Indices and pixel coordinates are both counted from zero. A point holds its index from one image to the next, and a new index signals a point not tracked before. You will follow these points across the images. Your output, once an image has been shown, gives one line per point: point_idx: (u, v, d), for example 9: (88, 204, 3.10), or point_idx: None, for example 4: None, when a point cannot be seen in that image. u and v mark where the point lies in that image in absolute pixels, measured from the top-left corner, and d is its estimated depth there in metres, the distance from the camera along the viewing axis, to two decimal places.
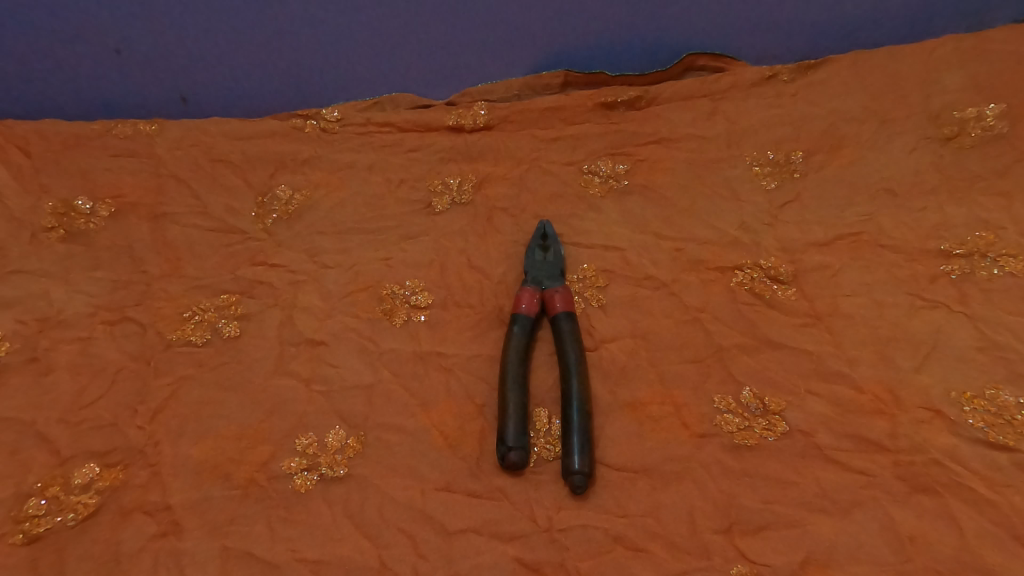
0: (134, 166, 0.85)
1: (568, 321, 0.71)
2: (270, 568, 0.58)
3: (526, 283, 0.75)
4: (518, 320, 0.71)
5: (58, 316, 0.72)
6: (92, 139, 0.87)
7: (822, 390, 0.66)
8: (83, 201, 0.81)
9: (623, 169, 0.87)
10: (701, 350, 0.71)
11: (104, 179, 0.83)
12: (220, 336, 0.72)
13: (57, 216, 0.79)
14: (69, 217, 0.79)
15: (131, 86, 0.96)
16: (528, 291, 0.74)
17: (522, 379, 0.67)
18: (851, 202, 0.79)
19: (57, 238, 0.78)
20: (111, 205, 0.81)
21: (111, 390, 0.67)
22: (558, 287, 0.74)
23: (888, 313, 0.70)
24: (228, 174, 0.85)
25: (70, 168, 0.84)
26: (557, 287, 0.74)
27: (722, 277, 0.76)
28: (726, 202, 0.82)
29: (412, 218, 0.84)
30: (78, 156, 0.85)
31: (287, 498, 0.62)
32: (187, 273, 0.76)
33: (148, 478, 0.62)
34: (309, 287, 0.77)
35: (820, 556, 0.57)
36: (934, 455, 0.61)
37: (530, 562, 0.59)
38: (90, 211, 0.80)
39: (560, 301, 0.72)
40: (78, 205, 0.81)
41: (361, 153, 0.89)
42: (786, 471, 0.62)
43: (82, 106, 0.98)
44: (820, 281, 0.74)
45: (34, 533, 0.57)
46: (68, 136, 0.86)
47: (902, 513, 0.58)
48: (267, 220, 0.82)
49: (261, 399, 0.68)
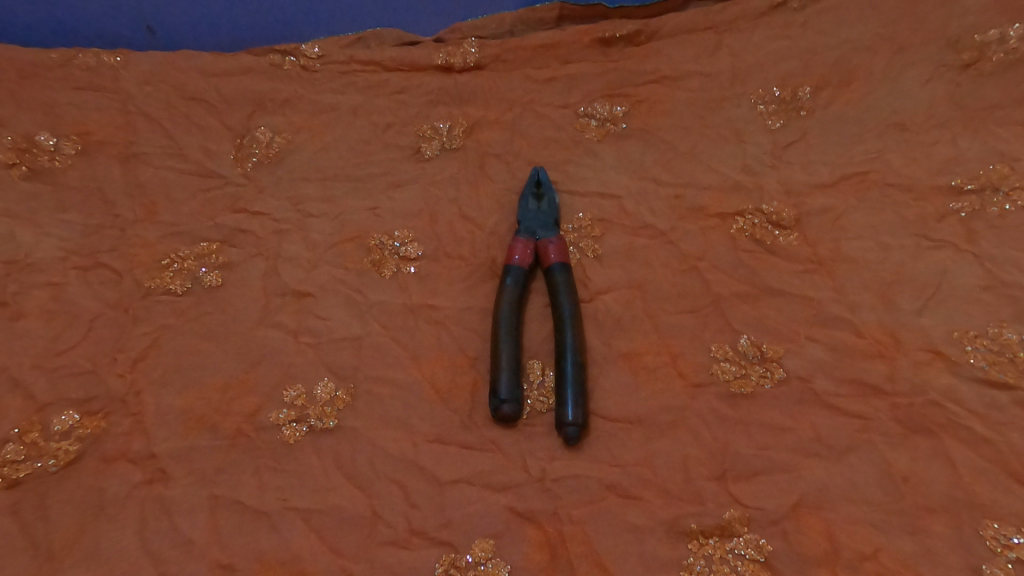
0: (101, 102, 0.80)
1: (562, 272, 0.68)
2: (259, 516, 0.57)
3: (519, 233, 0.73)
4: (510, 272, 0.68)
5: (27, 260, 0.69)
6: (51, 69, 0.81)
7: (821, 336, 0.65)
8: (46, 137, 0.77)
9: (621, 111, 0.83)
10: (698, 299, 0.69)
11: (69, 115, 0.79)
12: (201, 286, 0.69)
13: (19, 151, 0.75)
14: (33, 153, 0.75)
15: (93, 13, 0.90)
16: (521, 241, 0.71)
17: (514, 331, 0.65)
18: (858, 139, 0.75)
19: (20, 176, 0.74)
20: (77, 142, 0.77)
21: (88, 337, 0.65)
22: (553, 237, 0.71)
23: (892, 255, 0.67)
24: (203, 114, 0.81)
25: (31, 102, 0.79)
26: (551, 237, 0.71)
27: (722, 223, 0.74)
28: (728, 145, 0.79)
29: (400, 165, 0.81)
30: (40, 88, 0.80)
31: (275, 448, 0.61)
32: (163, 219, 0.74)
33: (132, 426, 0.60)
34: (293, 236, 0.74)
35: (813, 499, 0.57)
36: (932, 396, 0.59)
37: (523, 510, 0.58)
38: (55, 148, 0.76)
39: (554, 252, 0.70)
40: (41, 140, 0.76)
41: (344, 94, 0.85)
42: (782, 417, 0.61)
43: (40, 33, 0.93)
44: (823, 224, 0.71)
45: (15, 478, 0.56)
46: (26, 65, 0.81)
47: (897, 454, 0.57)
48: (247, 164, 0.79)
49: (246, 350, 0.66)
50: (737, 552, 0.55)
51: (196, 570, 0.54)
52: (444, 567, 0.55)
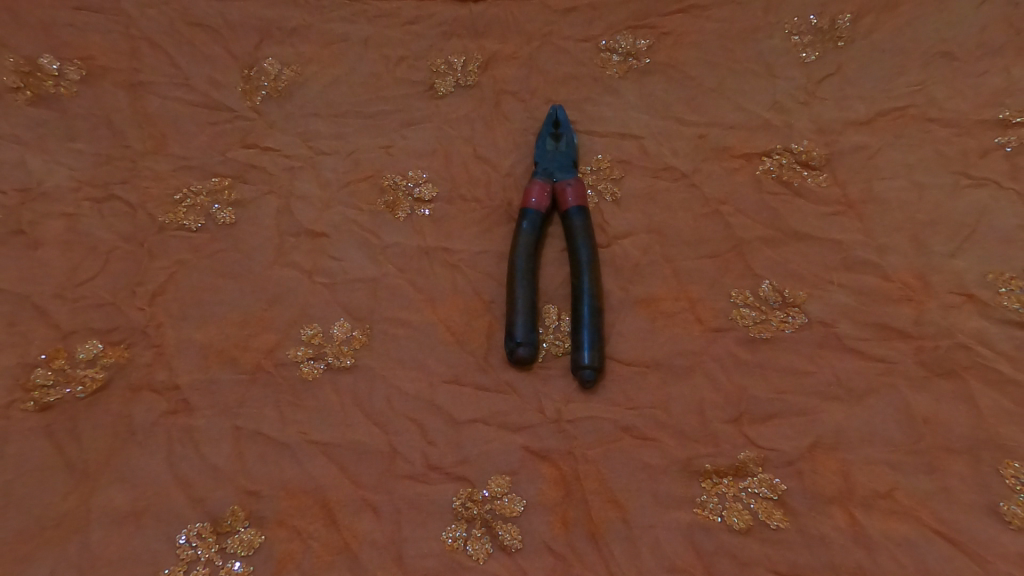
0: (103, 25, 0.77)
1: (580, 215, 0.66)
2: (281, 447, 0.58)
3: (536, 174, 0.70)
4: (526, 214, 0.67)
5: (39, 189, 0.67)
6: None
7: (846, 280, 0.63)
8: (48, 60, 0.73)
9: (644, 45, 0.79)
10: (719, 243, 0.67)
11: (69, 37, 0.75)
12: (215, 223, 0.68)
13: (22, 75, 0.72)
14: (37, 77, 0.72)
15: None
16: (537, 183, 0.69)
17: (530, 275, 0.64)
18: (899, 71, 0.72)
19: (25, 101, 0.71)
20: (80, 68, 0.74)
21: (105, 269, 0.65)
22: (570, 179, 0.69)
23: (927, 196, 0.65)
24: (209, 42, 0.78)
25: (28, 21, 0.75)
26: (568, 179, 0.69)
27: (748, 164, 0.71)
28: (758, 80, 0.75)
29: (413, 102, 0.78)
30: (37, 7, 0.76)
31: (294, 384, 0.61)
32: (174, 152, 0.72)
33: (153, 357, 0.61)
34: (306, 174, 0.72)
35: (831, 441, 0.56)
36: (959, 339, 0.58)
37: (539, 450, 0.58)
38: (59, 73, 0.73)
39: (572, 196, 0.68)
40: (43, 64, 0.73)
41: (354, 24, 0.81)
42: (802, 361, 0.60)
43: None
44: (855, 164, 0.68)
45: (45, 402, 0.57)
46: None
47: (919, 397, 0.57)
48: (255, 97, 0.76)
49: (262, 288, 0.66)
50: (750, 490, 0.55)
51: (223, 494, 0.56)
52: (461, 500, 0.56)
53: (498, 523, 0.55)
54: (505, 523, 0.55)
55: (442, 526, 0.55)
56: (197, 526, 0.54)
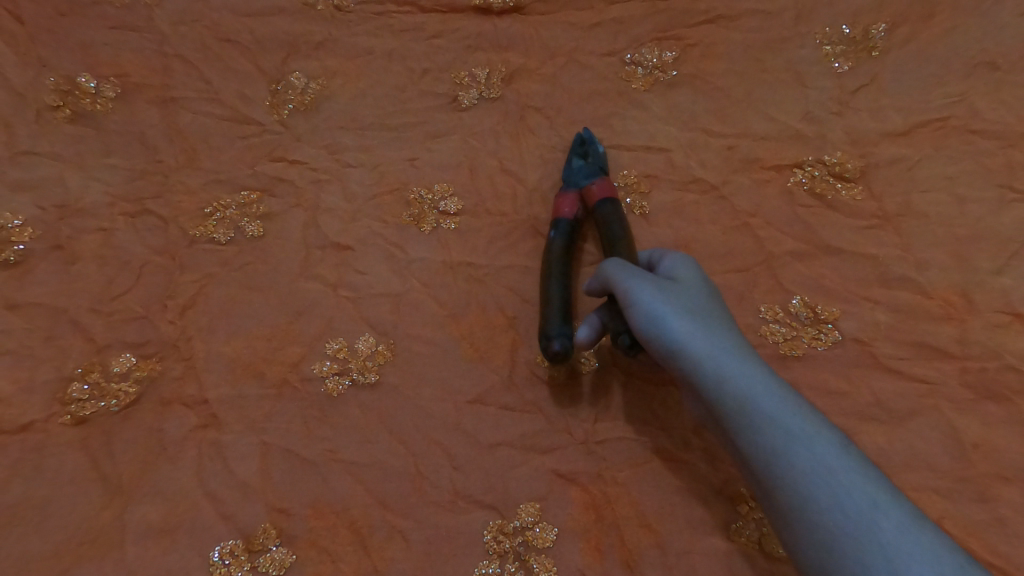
0: (137, 42, 0.78)
1: (609, 206, 0.65)
2: (309, 464, 0.58)
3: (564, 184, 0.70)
4: (556, 221, 0.66)
5: (76, 204, 0.68)
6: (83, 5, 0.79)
7: (884, 296, 0.61)
8: (85, 78, 0.75)
9: (671, 57, 0.78)
10: (750, 258, 0.65)
11: (105, 55, 0.77)
12: (244, 235, 0.69)
13: (60, 93, 0.73)
14: (75, 95, 0.74)
15: None
16: (567, 191, 0.69)
17: (564, 271, 0.63)
18: (938, 82, 0.70)
19: (64, 118, 0.72)
20: (116, 85, 0.75)
21: (138, 283, 0.65)
22: (598, 178, 0.68)
23: (970, 210, 0.63)
24: (237, 57, 0.79)
25: (65, 40, 0.77)
26: (596, 178, 0.68)
27: (779, 176, 0.69)
28: (789, 91, 0.74)
29: (438, 114, 0.78)
30: (73, 26, 0.77)
31: (320, 399, 0.61)
32: (204, 166, 0.73)
33: (184, 371, 0.61)
34: (332, 187, 0.73)
35: (872, 465, 0.54)
36: (1008, 360, 0.56)
37: (567, 472, 0.57)
38: (95, 91, 0.74)
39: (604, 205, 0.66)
40: (80, 82, 0.74)
41: (379, 38, 0.82)
42: (838, 380, 0.58)
43: None
44: (892, 176, 0.67)
45: (81, 415, 0.58)
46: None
47: (966, 421, 0.55)
48: (283, 111, 0.77)
49: (288, 302, 0.66)
50: None
51: (253, 512, 0.56)
52: (492, 533, 0.55)
53: (530, 556, 0.54)
54: (539, 555, 0.54)
55: (473, 558, 0.54)
56: (230, 544, 0.54)
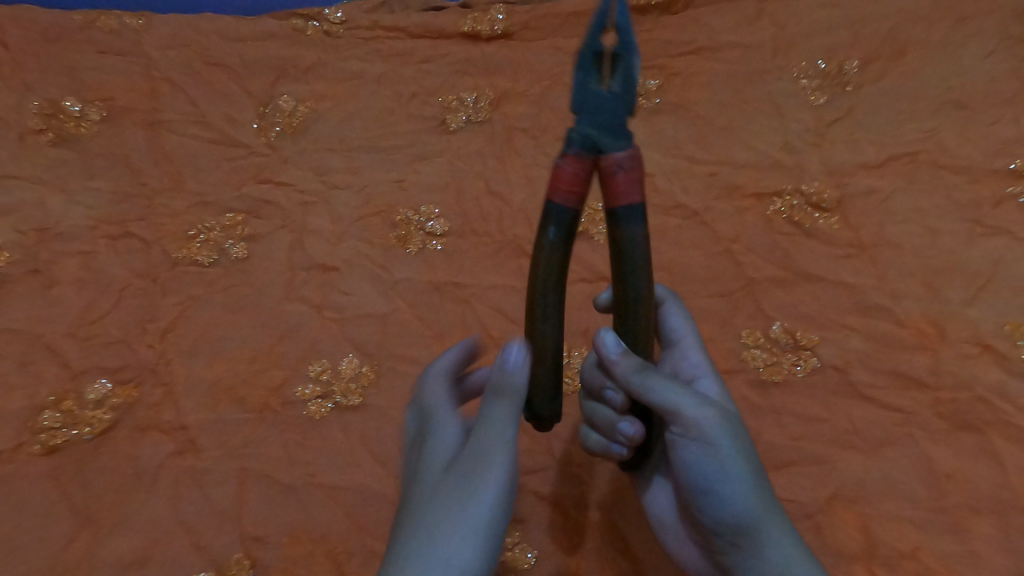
0: (122, 64, 0.78)
1: (639, 227, 0.40)
2: (288, 491, 0.57)
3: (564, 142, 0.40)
4: (554, 217, 0.40)
5: (56, 228, 0.68)
6: (72, 30, 0.79)
7: (860, 324, 0.63)
8: (70, 102, 0.75)
9: (654, 85, 0.80)
10: (730, 284, 0.67)
11: (89, 77, 0.77)
12: (228, 258, 0.69)
13: (44, 117, 0.74)
14: (59, 119, 0.74)
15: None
16: (569, 163, 0.39)
17: (558, 302, 0.43)
18: (910, 116, 0.72)
19: (48, 142, 0.72)
20: (101, 108, 0.76)
21: (118, 306, 0.65)
22: (620, 151, 0.39)
23: (941, 241, 0.65)
24: (225, 79, 0.80)
25: (52, 63, 0.77)
26: (618, 150, 0.39)
27: (759, 205, 0.71)
28: (768, 121, 0.76)
29: (425, 137, 0.78)
30: (64, 50, 0.78)
31: (301, 424, 0.60)
32: (189, 188, 0.73)
33: (162, 396, 0.61)
34: (319, 209, 0.73)
35: (847, 493, 0.55)
36: (978, 390, 0.58)
37: (549, 495, 0.57)
38: (80, 114, 0.75)
39: (624, 193, 0.39)
40: (65, 106, 0.75)
41: (368, 62, 0.83)
42: (816, 408, 0.59)
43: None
44: (867, 207, 0.68)
45: (52, 445, 0.57)
46: (48, 25, 0.79)
47: (938, 450, 0.56)
48: (270, 133, 0.77)
49: (271, 324, 0.66)
50: None
51: (229, 541, 0.54)
52: None
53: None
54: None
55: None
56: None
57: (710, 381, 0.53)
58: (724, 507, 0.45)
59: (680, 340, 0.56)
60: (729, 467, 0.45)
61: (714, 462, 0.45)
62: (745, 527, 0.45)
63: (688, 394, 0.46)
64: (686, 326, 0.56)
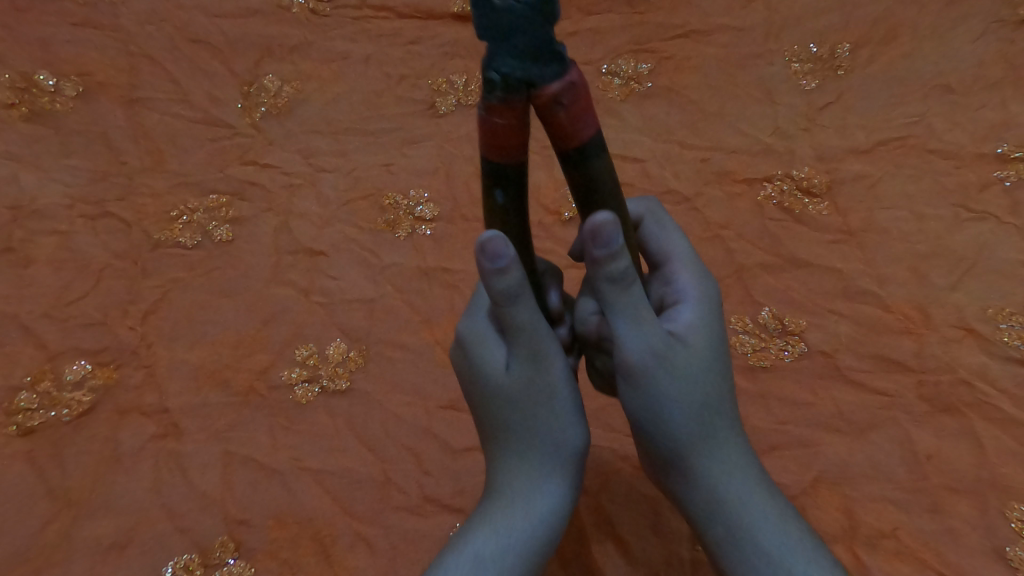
0: (103, 42, 0.78)
1: (601, 160, 0.33)
2: (273, 475, 0.56)
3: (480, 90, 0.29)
4: (497, 177, 0.32)
5: (32, 206, 0.67)
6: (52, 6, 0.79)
7: (847, 309, 0.63)
8: (45, 76, 0.74)
9: (646, 70, 0.79)
10: (719, 269, 0.66)
11: (67, 53, 0.76)
12: (211, 240, 0.67)
13: (17, 91, 0.72)
14: (32, 93, 0.72)
15: None
16: (496, 117, 0.29)
17: (518, 245, 0.37)
18: (900, 100, 0.72)
19: (20, 117, 0.71)
20: (77, 83, 0.74)
21: (97, 288, 0.63)
22: (555, 83, 0.29)
23: (928, 226, 0.65)
24: (209, 58, 0.78)
25: (30, 41, 0.76)
26: (552, 83, 0.29)
27: (749, 190, 0.71)
28: (759, 106, 0.75)
29: (413, 120, 0.77)
30: (42, 27, 0.77)
31: (287, 408, 0.60)
32: (171, 168, 0.71)
33: (144, 379, 0.60)
34: (305, 191, 0.72)
35: (832, 475, 0.55)
36: (961, 373, 0.58)
37: None
38: (55, 89, 0.73)
39: (582, 134, 0.31)
40: (39, 80, 0.73)
41: (355, 42, 0.83)
42: (803, 392, 0.59)
43: None
44: (856, 192, 0.68)
45: (29, 426, 0.56)
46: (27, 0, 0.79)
47: (922, 433, 0.56)
48: (255, 114, 0.76)
49: (256, 307, 0.65)
50: None
51: (211, 524, 0.54)
52: None
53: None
54: None
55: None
56: (185, 557, 0.52)
57: (694, 308, 0.42)
58: (662, 451, 0.40)
59: (669, 259, 0.45)
60: (663, 405, 0.39)
61: (659, 405, 0.39)
62: (673, 464, 0.41)
63: (648, 328, 0.38)
64: (676, 238, 0.46)
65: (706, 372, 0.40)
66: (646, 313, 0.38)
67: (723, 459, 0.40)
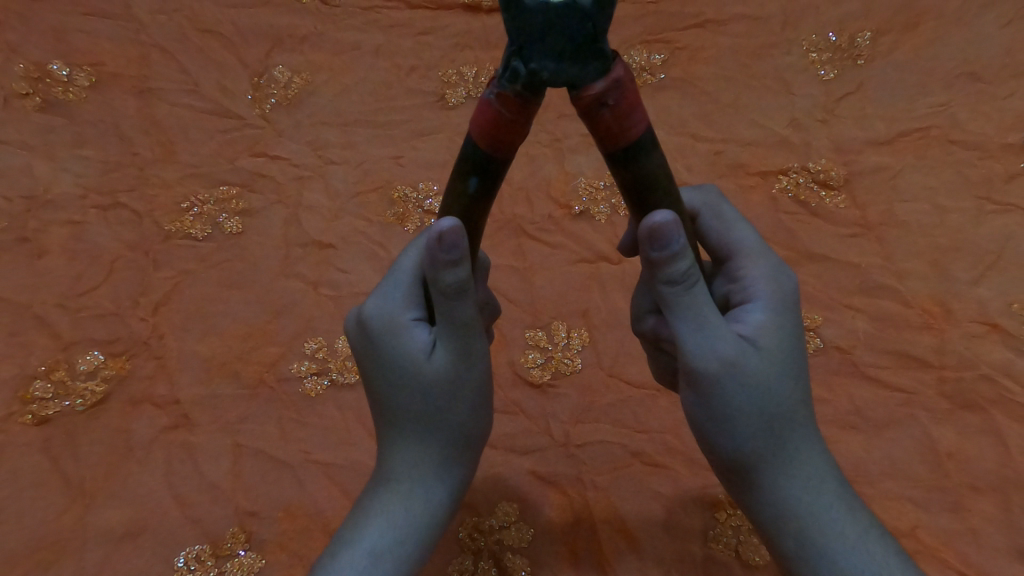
0: (115, 32, 0.78)
1: (655, 155, 0.34)
2: (282, 467, 0.56)
3: (503, 75, 0.31)
4: (476, 163, 0.34)
5: (45, 196, 0.67)
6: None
7: (865, 305, 0.61)
8: (58, 66, 0.74)
9: (659, 60, 0.78)
10: None
11: (79, 44, 0.76)
12: (221, 232, 0.67)
13: (32, 81, 0.72)
14: (45, 83, 0.73)
15: None
16: (504, 108, 0.32)
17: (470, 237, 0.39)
18: (922, 90, 0.71)
19: (33, 107, 0.71)
20: (90, 73, 0.74)
21: (109, 279, 0.64)
22: (598, 82, 0.31)
23: (950, 220, 0.64)
24: (220, 50, 0.78)
25: (42, 31, 0.76)
26: (595, 83, 0.31)
27: (764, 183, 0.69)
28: (775, 97, 0.74)
29: (424, 112, 0.77)
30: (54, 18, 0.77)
31: (296, 400, 0.59)
32: (181, 159, 0.71)
33: (155, 370, 0.60)
34: (315, 184, 0.72)
35: (848, 473, 0.54)
36: (984, 370, 0.57)
37: (546, 475, 0.56)
38: (68, 79, 0.73)
39: (631, 129, 0.32)
40: (53, 70, 0.74)
41: (366, 32, 0.82)
42: (818, 389, 0.58)
43: None
44: (875, 185, 0.67)
45: (43, 415, 0.57)
46: None
47: (942, 431, 0.55)
48: (265, 105, 0.75)
49: (266, 300, 0.65)
50: None
51: (221, 515, 0.54)
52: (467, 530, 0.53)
53: (507, 556, 0.52)
54: (513, 555, 0.52)
55: (448, 562, 0.52)
56: (196, 548, 0.52)
57: (764, 310, 0.43)
58: (726, 455, 0.42)
59: (737, 255, 0.47)
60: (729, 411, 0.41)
61: (727, 409, 0.41)
62: (740, 469, 0.42)
63: (716, 334, 0.40)
64: (745, 238, 0.47)
65: (776, 375, 0.41)
66: (712, 317, 0.40)
67: (796, 468, 0.41)
